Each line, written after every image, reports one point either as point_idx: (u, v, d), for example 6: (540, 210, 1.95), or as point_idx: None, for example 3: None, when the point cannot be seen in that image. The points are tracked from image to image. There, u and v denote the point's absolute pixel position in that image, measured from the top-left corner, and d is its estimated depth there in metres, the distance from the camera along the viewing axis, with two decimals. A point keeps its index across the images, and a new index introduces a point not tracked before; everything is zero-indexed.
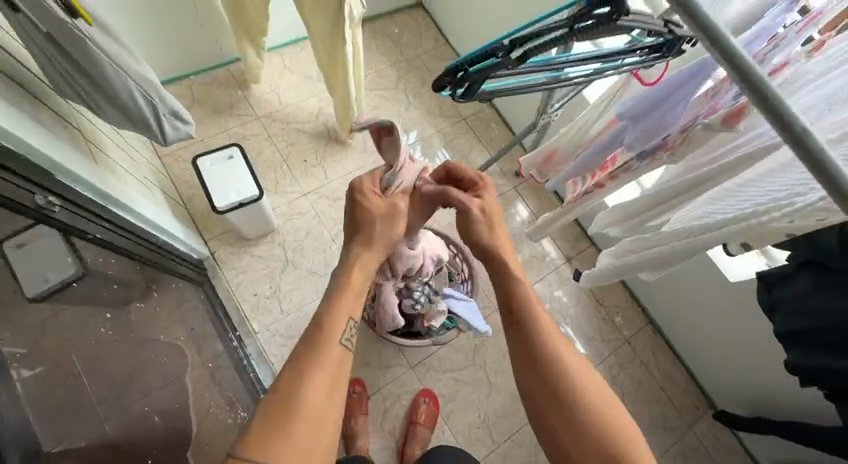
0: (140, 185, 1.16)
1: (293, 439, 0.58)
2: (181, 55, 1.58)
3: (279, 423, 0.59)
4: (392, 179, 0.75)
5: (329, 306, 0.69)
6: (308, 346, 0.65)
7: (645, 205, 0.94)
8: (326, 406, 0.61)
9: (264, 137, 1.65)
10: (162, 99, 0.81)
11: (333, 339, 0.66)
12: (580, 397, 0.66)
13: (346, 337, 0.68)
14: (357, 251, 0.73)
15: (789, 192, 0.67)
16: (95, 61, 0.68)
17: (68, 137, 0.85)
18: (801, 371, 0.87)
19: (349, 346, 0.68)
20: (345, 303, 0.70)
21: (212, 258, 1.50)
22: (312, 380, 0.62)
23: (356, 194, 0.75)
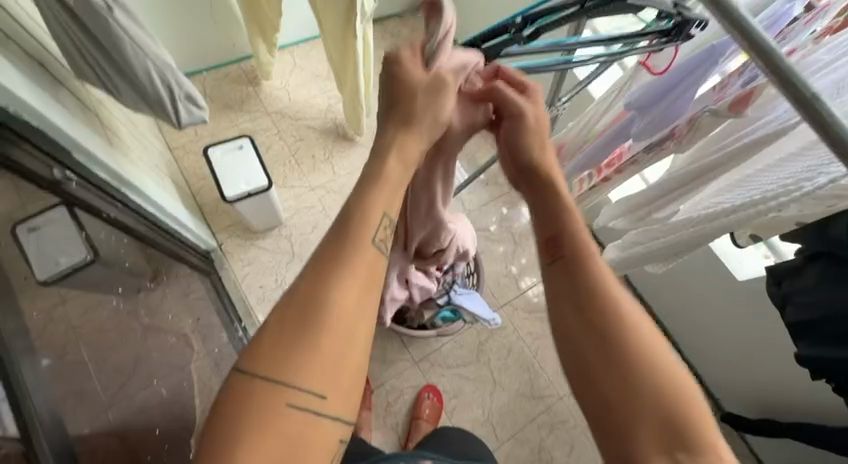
0: (152, 172, 1.18)
1: (313, 357, 0.48)
2: (195, 51, 1.61)
3: (297, 337, 0.48)
4: (438, 56, 0.55)
5: (358, 201, 0.54)
6: (332, 251, 0.51)
7: (650, 196, 0.94)
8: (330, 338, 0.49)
9: (274, 133, 1.67)
10: (179, 84, 0.83)
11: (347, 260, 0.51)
12: (637, 346, 0.53)
13: (379, 238, 0.53)
14: (390, 146, 0.55)
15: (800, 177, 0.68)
16: (115, 41, 0.70)
17: (86, 117, 0.88)
18: (808, 362, 0.86)
19: (383, 249, 0.54)
20: (382, 198, 0.54)
21: (219, 250, 1.52)
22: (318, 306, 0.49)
23: (390, 72, 0.55)
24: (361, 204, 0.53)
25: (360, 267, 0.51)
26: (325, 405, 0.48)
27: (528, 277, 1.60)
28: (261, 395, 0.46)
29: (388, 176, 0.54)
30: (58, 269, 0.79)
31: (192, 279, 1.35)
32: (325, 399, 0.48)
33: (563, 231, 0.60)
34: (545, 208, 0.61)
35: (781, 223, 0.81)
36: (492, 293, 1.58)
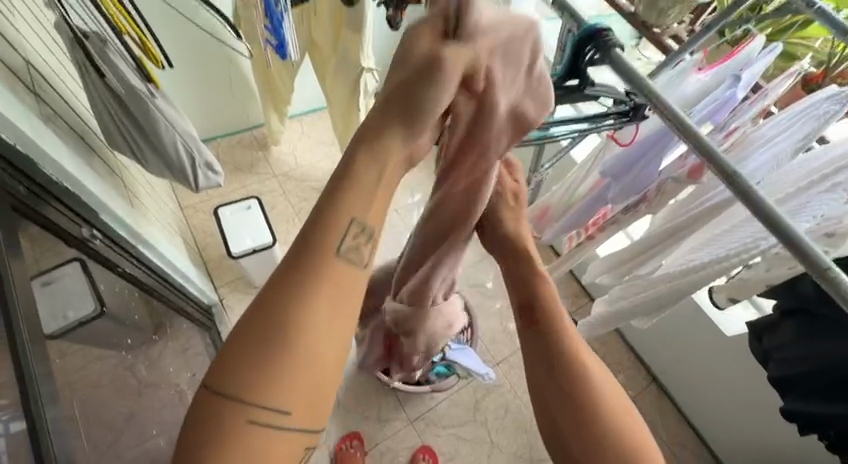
0: (164, 230, 1.26)
1: (278, 386, 0.34)
2: (212, 122, 1.77)
3: (256, 356, 0.34)
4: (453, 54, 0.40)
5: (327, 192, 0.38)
6: (300, 243, 0.36)
7: (628, 254, 1.01)
8: (318, 359, 0.35)
9: (280, 193, 1.78)
10: (199, 152, 0.93)
11: (321, 252, 0.36)
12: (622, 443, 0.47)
13: (349, 244, 0.37)
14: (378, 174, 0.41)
15: (756, 237, 0.78)
16: (150, 118, 0.80)
17: (114, 182, 0.98)
18: (797, 419, 0.86)
19: (357, 259, 0.37)
20: (357, 198, 0.38)
21: (220, 305, 1.55)
22: (287, 322, 0.34)
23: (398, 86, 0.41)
24: (332, 197, 0.38)
25: (335, 275, 0.36)
26: (293, 426, 0.35)
27: None
28: (211, 425, 0.34)
29: (364, 161, 0.38)
30: (66, 323, 0.76)
31: (191, 334, 1.37)
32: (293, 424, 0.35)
33: (539, 299, 0.55)
34: (519, 274, 0.57)
35: (756, 286, 0.87)
36: (488, 349, 1.59)
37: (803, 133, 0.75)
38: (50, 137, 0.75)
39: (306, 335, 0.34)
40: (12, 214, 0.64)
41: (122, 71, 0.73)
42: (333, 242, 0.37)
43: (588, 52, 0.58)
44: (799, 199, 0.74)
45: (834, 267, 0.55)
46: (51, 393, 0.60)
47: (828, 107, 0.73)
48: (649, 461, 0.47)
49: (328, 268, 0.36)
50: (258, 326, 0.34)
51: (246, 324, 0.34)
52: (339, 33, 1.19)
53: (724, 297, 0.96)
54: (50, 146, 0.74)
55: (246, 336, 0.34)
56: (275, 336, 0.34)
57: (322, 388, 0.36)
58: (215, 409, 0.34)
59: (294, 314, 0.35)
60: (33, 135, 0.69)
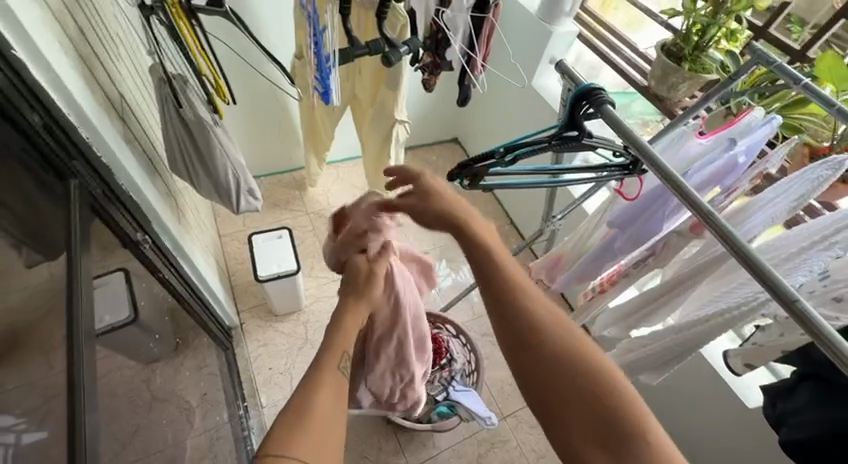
0: (202, 249, 1.38)
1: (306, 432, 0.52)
2: (261, 162, 1.97)
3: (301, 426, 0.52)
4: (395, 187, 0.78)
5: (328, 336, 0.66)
6: (314, 366, 0.61)
7: (631, 307, 1.03)
8: (334, 416, 0.56)
9: (309, 229, 1.91)
10: (245, 181, 1.07)
11: (330, 363, 0.62)
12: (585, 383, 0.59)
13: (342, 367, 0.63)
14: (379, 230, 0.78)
15: (756, 293, 0.80)
16: (209, 147, 0.95)
17: (169, 201, 1.11)
18: None
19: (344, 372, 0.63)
20: (344, 338, 0.67)
21: (239, 328, 1.62)
22: (318, 399, 0.56)
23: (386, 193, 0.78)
24: (330, 338, 0.66)
25: (333, 377, 0.60)
26: None
27: None
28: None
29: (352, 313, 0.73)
30: (102, 325, 0.82)
31: (208, 352, 1.43)
32: None
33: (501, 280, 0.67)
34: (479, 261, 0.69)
35: (772, 351, 0.87)
36: (495, 400, 1.56)
37: (797, 194, 0.79)
38: (128, 155, 0.89)
39: (335, 396, 0.58)
40: (87, 212, 0.76)
41: (197, 107, 0.89)
42: (335, 358, 0.63)
43: (584, 106, 0.67)
44: (802, 257, 0.76)
45: (802, 299, 0.58)
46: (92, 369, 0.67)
47: (821, 173, 0.77)
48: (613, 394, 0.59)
49: (335, 370, 0.61)
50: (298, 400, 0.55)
51: (301, 404, 0.54)
52: (378, 89, 1.36)
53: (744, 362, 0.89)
54: (126, 162, 0.87)
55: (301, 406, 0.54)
56: (314, 393, 0.56)
57: (335, 431, 0.55)
58: (283, 434, 0.51)
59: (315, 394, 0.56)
60: (115, 151, 0.82)
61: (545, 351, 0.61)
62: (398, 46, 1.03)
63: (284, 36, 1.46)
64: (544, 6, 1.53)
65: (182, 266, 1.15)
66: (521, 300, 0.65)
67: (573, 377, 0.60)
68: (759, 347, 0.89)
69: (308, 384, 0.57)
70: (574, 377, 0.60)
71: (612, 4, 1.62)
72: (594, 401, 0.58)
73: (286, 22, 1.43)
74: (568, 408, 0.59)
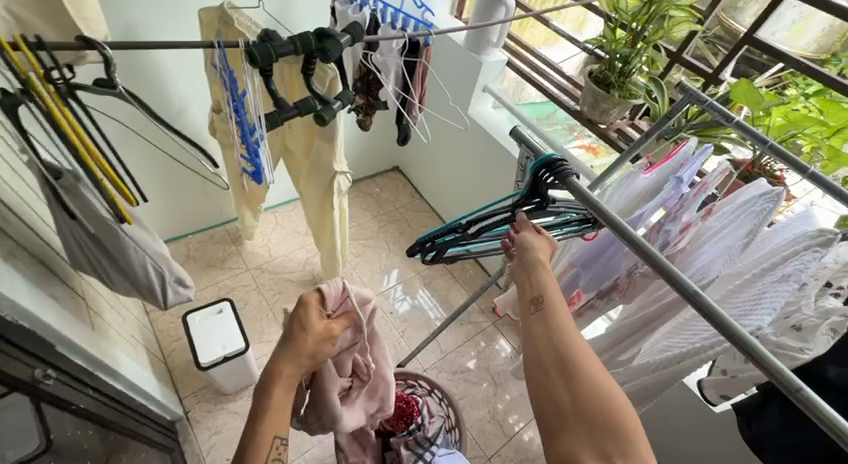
0: (127, 344, 1.19)
1: None
2: (186, 221, 1.78)
3: None
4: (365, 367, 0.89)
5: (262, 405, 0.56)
6: (251, 430, 0.55)
7: (607, 342, 1.02)
8: None
9: (252, 287, 1.75)
10: (171, 269, 0.91)
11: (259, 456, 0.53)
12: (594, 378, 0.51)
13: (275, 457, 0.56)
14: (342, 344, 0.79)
15: (715, 335, 0.80)
16: (119, 244, 0.80)
17: (73, 304, 0.92)
18: None
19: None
20: (278, 414, 0.56)
21: (185, 419, 1.42)
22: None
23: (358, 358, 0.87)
24: (266, 392, 0.57)
25: None
26: None
27: (513, 418, 1.58)
28: None
29: (297, 346, 0.61)
30: None
31: (154, 459, 1.20)
32: None
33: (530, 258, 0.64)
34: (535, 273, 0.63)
35: (743, 382, 0.87)
36: (476, 442, 1.52)
37: (747, 228, 0.81)
38: (9, 274, 0.71)
39: None
40: None
41: (92, 204, 0.73)
42: (280, 426, 0.56)
43: (546, 176, 0.65)
44: (757, 287, 0.77)
45: (809, 390, 0.53)
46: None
47: (763, 204, 0.80)
48: (614, 396, 0.50)
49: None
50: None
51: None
52: (313, 140, 1.26)
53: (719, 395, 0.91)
54: (10, 285, 0.70)
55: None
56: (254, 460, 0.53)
57: None
58: None
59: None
60: None
61: (568, 366, 0.52)
62: (331, 101, 0.93)
63: (193, 85, 1.32)
64: (471, 37, 1.52)
65: (102, 382, 0.95)
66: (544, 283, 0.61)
67: (595, 397, 0.49)
68: (732, 378, 0.88)
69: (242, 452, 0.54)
70: (591, 403, 0.49)
71: (528, 25, 1.65)
72: (605, 437, 0.47)
73: (192, 71, 1.29)
74: (568, 445, 0.48)
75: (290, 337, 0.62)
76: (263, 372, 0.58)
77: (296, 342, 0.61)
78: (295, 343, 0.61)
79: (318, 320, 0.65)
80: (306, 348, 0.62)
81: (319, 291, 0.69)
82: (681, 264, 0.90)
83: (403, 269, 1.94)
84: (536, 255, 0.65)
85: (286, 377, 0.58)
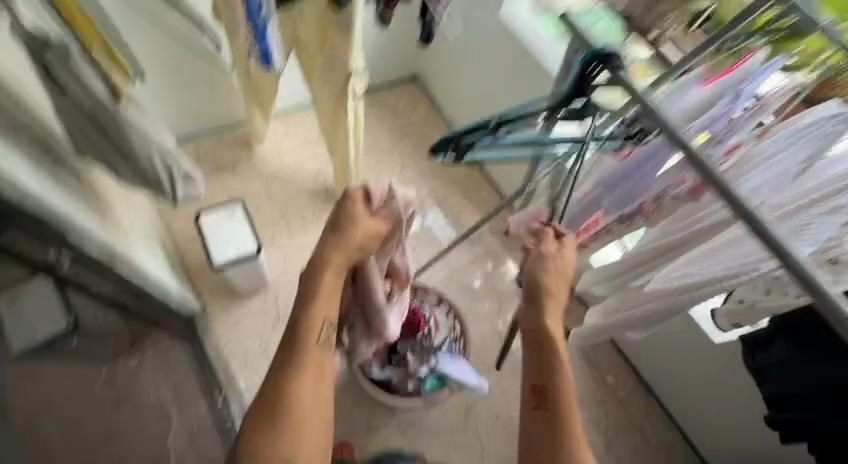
0: (143, 238, 1.21)
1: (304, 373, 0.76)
2: (195, 120, 1.71)
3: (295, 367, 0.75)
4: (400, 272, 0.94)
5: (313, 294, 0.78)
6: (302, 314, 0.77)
7: (626, 266, 1.00)
8: (311, 387, 0.75)
9: (264, 194, 1.73)
10: (178, 165, 0.89)
11: (311, 337, 0.77)
12: None
13: (321, 339, 0.78)
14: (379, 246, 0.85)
15: (755, 264, 0.80)
16: (123, 130, 0.77)
17: (82, 193, 0.93)
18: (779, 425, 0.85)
19: (324, 346, 0.78)
20: (323, 303, 0.78)
21: (203, 313, 1.49)
22: (309, 349, 0.77)
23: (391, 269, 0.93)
24: (316, 277, 0.78)
25: (315, 351, 0.77)
26: None
27: (515, 335, 1.64)
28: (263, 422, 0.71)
29: (338, 244, 0.78)
30: None
31: None
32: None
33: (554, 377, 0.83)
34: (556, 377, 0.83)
35: (759, 313, 0.86)
36: (478, 354, 1.60)
37: (807, 155, 0.74)
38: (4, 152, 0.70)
39: (317, 363, 0.77)
40: None
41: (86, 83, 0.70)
42: (324, 313, 0.78)
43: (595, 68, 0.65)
44: (801, 218, 0.73)
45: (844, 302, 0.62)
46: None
47: (831, 127, 0.72)
48: None
49: (316, 345, 0.77)
50: (288, 376, 0.74)
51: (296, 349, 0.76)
52: (326, 32, 1.14)
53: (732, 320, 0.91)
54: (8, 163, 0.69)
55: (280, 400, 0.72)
56: (307, 335, 0.77)
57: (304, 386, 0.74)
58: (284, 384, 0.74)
59: (299, 385, 0.74)
60: None
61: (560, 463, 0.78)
62: None
63: None
64: None
65: (119, 271, 0.99)
66: (562, 392, 0.82)
67: None
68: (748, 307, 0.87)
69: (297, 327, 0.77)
70: None
71: None
72: None
73: None
74: None
75: (336, 229, 0.79)
76: (315, 258, 0.78)
77: (341, 234, 0.78)
78: (342, 235, 0.78)
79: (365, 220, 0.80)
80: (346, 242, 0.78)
81: (365, 190, 0.80)
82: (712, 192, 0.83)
83: (417, 187, 1.88)
84: (545, 326, 0.86)
85: (335, 261, 0.77)
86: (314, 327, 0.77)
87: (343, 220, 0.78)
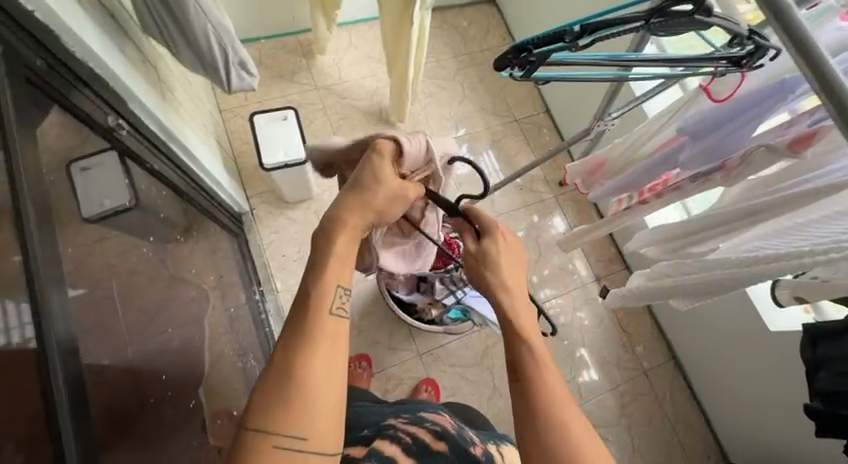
0: (199, 130, 1.25)
1: (304, 360, 0.55)
2: (260, 21, 1.68)
3: (296, 351, 0.55)
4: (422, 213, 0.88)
5: (324, 249, 0.62)
6: (310, 278, 0.60)
7: (688, 231, 0.90)
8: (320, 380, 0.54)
9: (318, 107, 1.71)
10: (234, 50, 0.88)
11: (324, 308, 0.58)
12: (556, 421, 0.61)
13: (337, 306, 0.59)
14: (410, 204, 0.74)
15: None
16: (179, 1, 0.76)
17: (145, 70, 0.96)
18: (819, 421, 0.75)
19: (342, 314, 0.59)
20: (334, 265, 0.61)
21: (250, 215, 1.56)
22: (319, 324, 0.57)
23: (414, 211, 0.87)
24: (328, 236, 0.62)
25: (329, 324, 0.57)
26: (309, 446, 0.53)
27: (548, 289, 1.59)
28: (260, 425, 0.53)
29: (362, 200, 0.65)
30: (102, 210, 0.84)
31: (220, 238, 1.39)
32: (307, 439, 0.53)
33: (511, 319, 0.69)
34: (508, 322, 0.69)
35: (829, 290, 0.73)
36: None
37: None
38: (73, 7, 0.74)
39: (332, 343, 0.57)
40: (27, 87, 0.66)
41: None
42: (337, 276, 0.61)
43: None
44: None
45: None
46: (74, 294, 0.68)
47: None
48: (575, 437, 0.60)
49: (328, 315, 0.58)
50: (289, 367, 0.54)
51: (297, 325, 0.57)
52: None
53: (791, 294, 0.81)
54: (76, 22, 0.73)
55: (284, 379, 0.54)
56: (319, 303, 0.58)
57: (315, 376, 0.54)
58: (279, 370, 0.54)
59: (303, 374, 0.54)
60: (54, 5, 0.67)
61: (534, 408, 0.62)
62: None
63: None
64: None
65: (175, 152, 1.08)
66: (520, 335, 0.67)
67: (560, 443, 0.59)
68: (822, 284, 0.73)
69: (302, 293, 0.59)
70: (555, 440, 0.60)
71: None
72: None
73: None
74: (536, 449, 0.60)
75: (358, 189, 0.66)
76: (328, 214, 0.64)
77: (364, 194, 0.65)
78: (367, 194, 0.65)
79: (389, 173, 0.68)
80: (373, 201, 0.65)
81: (395, 143, 0.70)
82: (826, 151, 0.71)
83: (473, 122, 1.78)
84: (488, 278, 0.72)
85: (352, 222, 0.63)
86: (327, 296, 0.59)
87: (365, 179, 0.66)
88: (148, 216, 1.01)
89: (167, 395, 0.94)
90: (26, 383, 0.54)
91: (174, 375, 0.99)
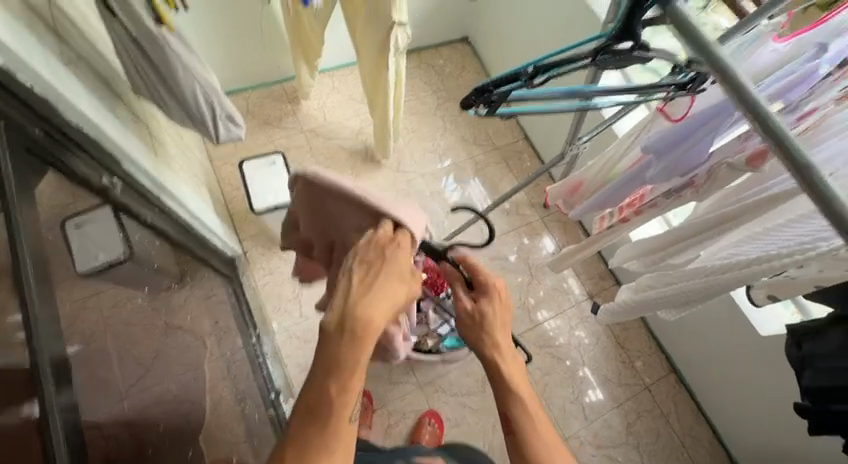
0: (190, 180, 1.29)
1: None
2: (245, 73, 1.76)
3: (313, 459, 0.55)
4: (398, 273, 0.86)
5: (347, 348, 0.59)
6: (330, 378, 0.58)
7: (665, 242, 0.93)
8: None
9: (306, 149, 1.77)
10: (221, 104, 0.93)
11: (345, 415, 0.57)
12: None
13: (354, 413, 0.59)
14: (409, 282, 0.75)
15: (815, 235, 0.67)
16: (168, 62, 0.82)
17: (139, 130, 1.02)
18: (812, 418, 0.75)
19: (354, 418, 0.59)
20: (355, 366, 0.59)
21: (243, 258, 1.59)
22: (337, 432, 0.56)
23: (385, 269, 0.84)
24: (355, 335, 0.60)
25: (345, 431, 0.57)
26: None
27: (543, 310, 1.61)
28: None
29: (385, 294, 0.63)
30: (96, 263, 0.87)
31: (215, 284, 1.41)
32: None
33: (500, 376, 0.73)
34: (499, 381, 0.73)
35: (802, 285, 0.78)
36: None
37: None
38: (70, 79, 0.80)
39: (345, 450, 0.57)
40: (24, 153, 0.70)
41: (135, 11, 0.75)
42: (358, 380, 0.59)
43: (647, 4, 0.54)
44: None
45: None
46: (71, 352, 0.69)
47: None
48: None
49: (348, 422, 0.58)
50: None
51: (312, 428, 0.56)
52: None
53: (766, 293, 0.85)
54: (71, 92, 0.79)
55: None
56: (340, 410, 0.57)
57: None
58: None
59: None
60: (50, 78, 0.74)
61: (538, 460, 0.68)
62: None
63: None
64: None
65: (169, 205, 1.10)
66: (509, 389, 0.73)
67: None
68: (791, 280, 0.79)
69: (319, 395, 0.57)
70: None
71: None
72: None
73: None
74: None
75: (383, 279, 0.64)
76: (356, 303, 0.62)
77: (393, 289, 0.64)
78: (388, 289, 0.64)
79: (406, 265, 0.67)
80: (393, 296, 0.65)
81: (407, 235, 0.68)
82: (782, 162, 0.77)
83: (457, 152, 1.85)
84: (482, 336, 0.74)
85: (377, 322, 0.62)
86: (349, 402, 0.58)
87: (386, 270, 0.65)
88: (143, 268, 1.03)
89: (166, 443, 0.94)
90: (28, 443, 0.54)
91: (172, 424, 0.99)
